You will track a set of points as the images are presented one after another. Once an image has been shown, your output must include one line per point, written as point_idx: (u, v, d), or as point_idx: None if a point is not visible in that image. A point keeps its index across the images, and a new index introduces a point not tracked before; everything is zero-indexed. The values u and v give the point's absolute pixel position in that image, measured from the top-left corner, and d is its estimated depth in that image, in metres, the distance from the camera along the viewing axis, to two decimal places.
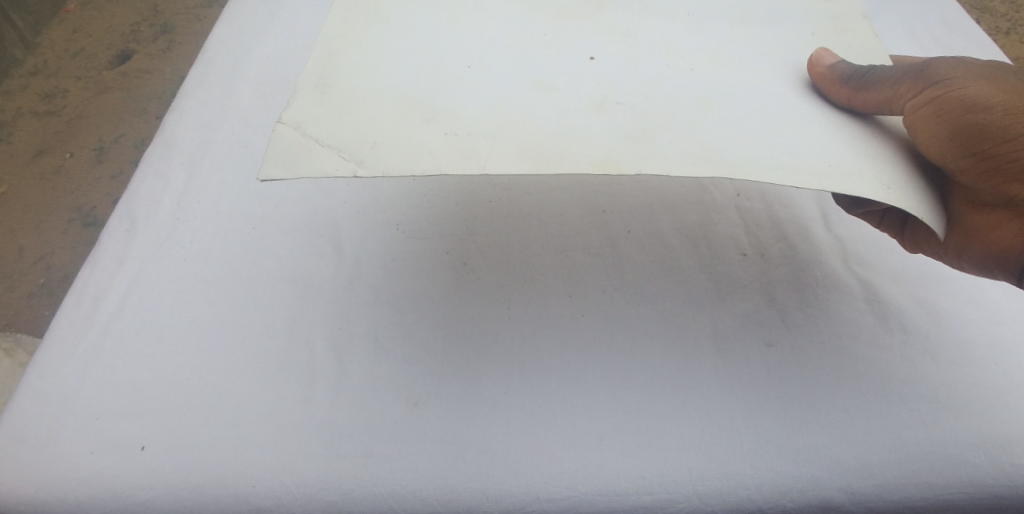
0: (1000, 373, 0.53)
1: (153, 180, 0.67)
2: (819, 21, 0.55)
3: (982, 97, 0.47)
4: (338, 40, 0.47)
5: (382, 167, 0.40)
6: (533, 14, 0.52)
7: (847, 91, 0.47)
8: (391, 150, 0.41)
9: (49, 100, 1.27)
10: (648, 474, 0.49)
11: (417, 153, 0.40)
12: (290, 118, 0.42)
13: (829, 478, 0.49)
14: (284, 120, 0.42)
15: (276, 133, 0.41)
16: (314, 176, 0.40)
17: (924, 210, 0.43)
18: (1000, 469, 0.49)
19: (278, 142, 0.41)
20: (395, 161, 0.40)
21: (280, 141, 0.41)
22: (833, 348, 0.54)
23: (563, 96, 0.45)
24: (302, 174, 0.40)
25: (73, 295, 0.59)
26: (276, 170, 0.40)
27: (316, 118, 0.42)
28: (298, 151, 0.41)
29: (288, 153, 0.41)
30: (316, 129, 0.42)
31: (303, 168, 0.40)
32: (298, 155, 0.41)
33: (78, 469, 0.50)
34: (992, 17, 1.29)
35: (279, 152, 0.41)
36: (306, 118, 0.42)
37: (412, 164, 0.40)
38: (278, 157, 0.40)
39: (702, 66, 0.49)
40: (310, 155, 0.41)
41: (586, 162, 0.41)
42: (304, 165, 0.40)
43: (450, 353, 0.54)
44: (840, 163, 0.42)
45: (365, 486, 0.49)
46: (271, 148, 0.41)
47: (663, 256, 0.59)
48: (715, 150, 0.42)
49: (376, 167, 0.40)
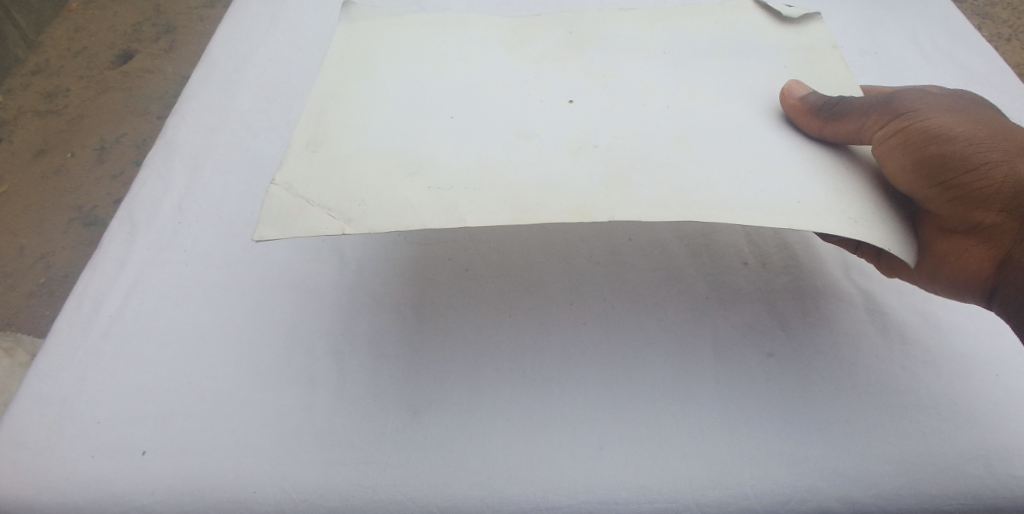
0: (999, 384, 0.53)
1: (155, 183, 0.67)
2: (791, 54, 0.56)
3: (944, 127, 0.47)
4: (329, 99, 0.49)
5: (370, 224, 0.41)
6: (513, 59, 0.53)
7: (817, 122, 0.48)
8: (378, 207, 0.42)
9: (50, 99, 1.27)
10: (648, 484, 0.49)
11: (402, 209, 0.41)
12: (282, 178, 0.43)
13: (829, 489, 0.49)
14: (277, 181, 0.43)
15: (269, 195, 0.42)
16: (306, 235, 0.41)
17: (892, 242, 0.44)
18: (1000, 480, 0.49)
19: (270, 204, 0.42)
20: (382, 218, 0.41)
21: (273, 203, 0.42)
22: (834, 357, 0.54)
23: (543, 141, 0.46)
24: (294, 235, 0.41)
25: (74, 298, 0.59)
26: (269, 231, 0.41)
27: (307, 177, 0.43)
28: (289, 213, 0.42)
29: (281, 213, 0.42)
30: (308, 189, 0.43)
31: (294, 229, 0.41)
32: (290, 216, 0.41)
33: (78, 473, 0.50)
34: (993, 23, 1.29)
35: (271, 214, 0.41)
36: (297, 179, 0.43)
37: (398, 220, 0.41)
38: (270, 218, 0.41)
39: (678, 104, 0.49)
40: (301, 216, 0.42)
41: (564, 210, 0.41)
42: (295, 225, 0.41)
43: (450, 361, 0.54)
44: (809, 200, 0.43)
45: (366, 492, 0.49)
46: (264, 212, 0.42)
47: (665, 264, 0.59)
48: (687, 192, 0.42)
49: (364, 224, 0.41)
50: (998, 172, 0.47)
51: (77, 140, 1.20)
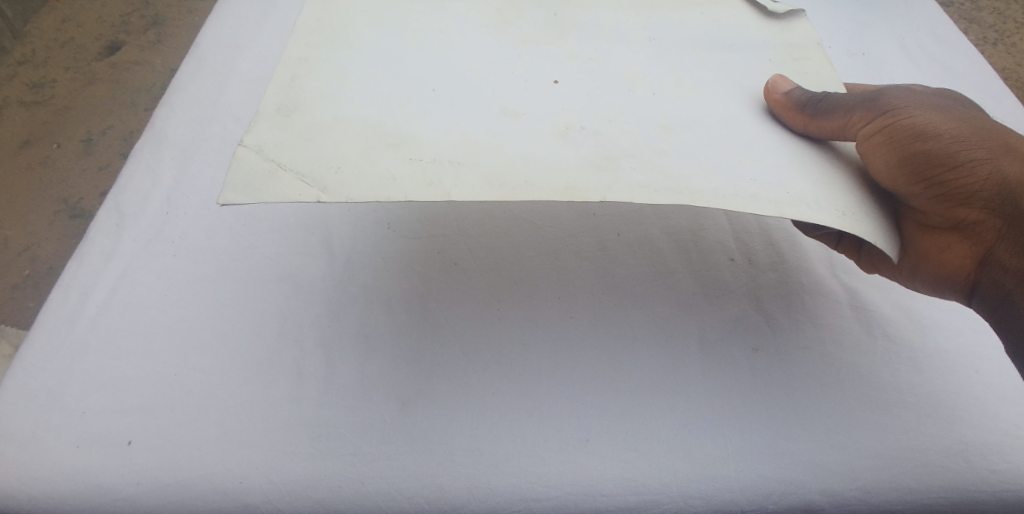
0: (979, 381, 0.54)
1: (143, 175, 0.67)
2: (776, 49, 0.57)
3: (930, 125, 0.48)
4: (301, 65, 0.48)
5: (345, 193, 0.41)
6: (497, 40, 0.53)
7: (803, 117, 0.48)
8: (355, 176, 0.41)
9: (36, 90, 1.26)
10: (634, 476, 0.49)
11: (380, 179, 0.41)
12: (252, 141, 0.43)
13: (811, 482, 0.49)
14: (246, 143, 0.43)
15: (237, 156, 0.42)
16: (275, 200, 0.40)
17: (879, 236, 0.44)
18: (978, 475, 0.50)
19: (238, 166, 0.41)
20: (360, 187, 0.41)
21: (241, 164, 0.42)
22: (817, 352, 0.55)
23: (527, 121, 0.46)
24: (264, 200, 0.40)
25: (60, 289, 0.59)
26: (236, 195, 0.40)
27: (277, 142, 0.43)
28: (259, 177, 0.41)
29: (249, 177, 0.41)
30: (278, 154, 0.42)
31: (264, 192, 0.41)
32: (261, 180, 0.41)
33: (64, 464, 0.50)
34: (979, 28, 1.31)
35: (239, 177, 0.41)
36: (267, 143, 0.43)
37: (377, 190, 0.41)
38: (238, 181, 0.41)
39: (665, 92, 0.50)
40: (272, 181, 0.41)
41: (550, 190, 0.41)
42: (265, 190, 0.41)
43: (438, 355, 0.54)
44: (797, 191, 0.43)
45: (353, 484, 0.49)
46: (232, 173, 0.41)
47: (653, 260, 0.60)
48: (676, 178, 0.43)
49: (339, 193, 0.41)
50: (982, 170, 0.48)
51: (64, 132, 1.19)
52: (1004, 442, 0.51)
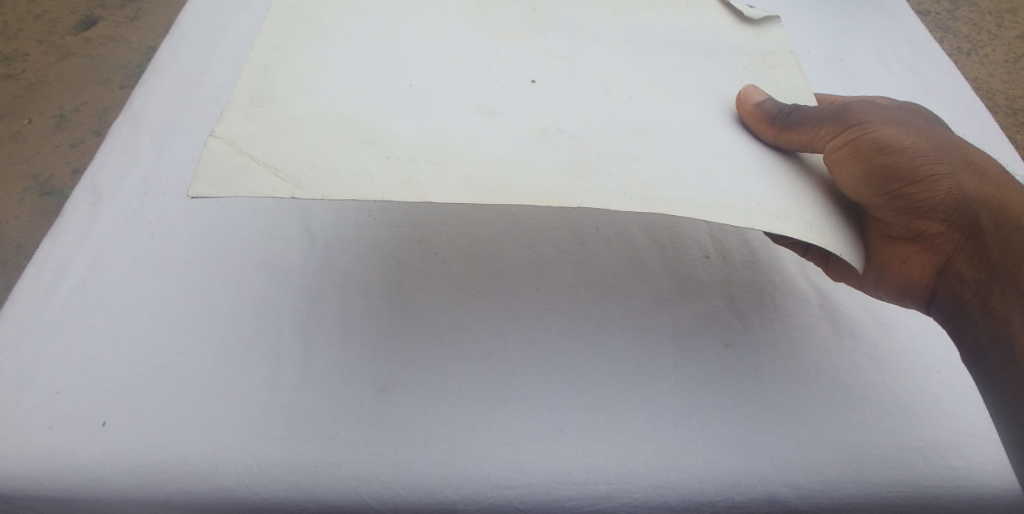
0: (938, 381, 0.56)
1: (120, 154, 0.66)
2: (750, 57, 0.58)
3: (895, 138, 0.50)
4: (276, 53, 0.48)
5: (321, 191, 0.41)
6: (477, 34, 0.53)
7: (773, 129, 0.49)
8: (331, 174, 0.42)
9: (8, 63, 1.22)
10: (605, 466, 0.51)
11: (358, 177, 0.41)
12: (224, 133, 0.42)
13: (776, 474, 0.51)
14: (217, 134, 0.42)
15: (209, 148, 0.41)
16: (248, 194, 0.40)
17: (844, 247, 0.46)
18: (936, 470, 0.52)
19: (210, 159, 0.41)
20: (336, 185, 0.41)
21: (211, 156, 0.41)
22: (786, 350, 0.56)
23: (505, 120, 0.46)
24: (236, 194, 0.40)
25: (33, 268, 0.58)
26: (208, 188, 0.40)
27: (249, 134, 0.43)
28: (230, 169, 0.41)
29: (221, 169, 0.41)
30: (251, 147, 0.42)
31: (236, 187, 0.40)
32: (232, 173, 0.41)
33: (36, 444, 0.50)
34: (954, 38, 1.34)
35: (211, 169, 0.41)
36: (240, 134, 0.42)
37: (355, 189, 0.41)
38: (210, 175, 0.40)
39: (641, 95, 0.51)
40: (244, 175, 0.41)
41: (528, 193, 0.42)
42: (237, 183, 0.41)
43: (416, 344, 0.54)
44: (768, 203, 0.45)
45: (329, 469, 0.50)
46: (203, 165, 0.41)
47: (629, 256, 0.61)
48: (651, 185, 0.44)
49: (315, 191, 0.41)
50: (942, 185, 0.50)
51: (35, 107, 1.16)
52: (958, 440, 0.53)
